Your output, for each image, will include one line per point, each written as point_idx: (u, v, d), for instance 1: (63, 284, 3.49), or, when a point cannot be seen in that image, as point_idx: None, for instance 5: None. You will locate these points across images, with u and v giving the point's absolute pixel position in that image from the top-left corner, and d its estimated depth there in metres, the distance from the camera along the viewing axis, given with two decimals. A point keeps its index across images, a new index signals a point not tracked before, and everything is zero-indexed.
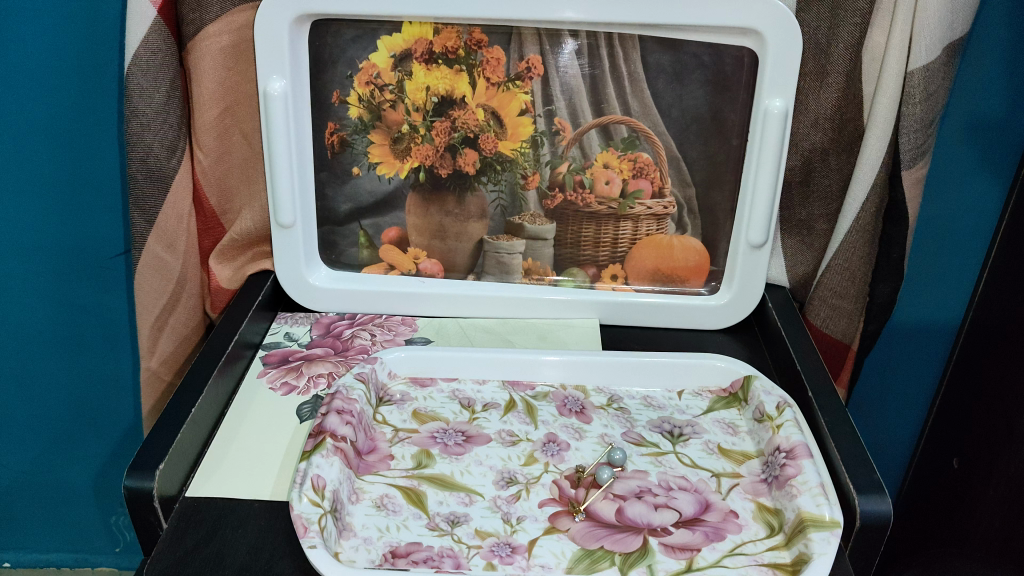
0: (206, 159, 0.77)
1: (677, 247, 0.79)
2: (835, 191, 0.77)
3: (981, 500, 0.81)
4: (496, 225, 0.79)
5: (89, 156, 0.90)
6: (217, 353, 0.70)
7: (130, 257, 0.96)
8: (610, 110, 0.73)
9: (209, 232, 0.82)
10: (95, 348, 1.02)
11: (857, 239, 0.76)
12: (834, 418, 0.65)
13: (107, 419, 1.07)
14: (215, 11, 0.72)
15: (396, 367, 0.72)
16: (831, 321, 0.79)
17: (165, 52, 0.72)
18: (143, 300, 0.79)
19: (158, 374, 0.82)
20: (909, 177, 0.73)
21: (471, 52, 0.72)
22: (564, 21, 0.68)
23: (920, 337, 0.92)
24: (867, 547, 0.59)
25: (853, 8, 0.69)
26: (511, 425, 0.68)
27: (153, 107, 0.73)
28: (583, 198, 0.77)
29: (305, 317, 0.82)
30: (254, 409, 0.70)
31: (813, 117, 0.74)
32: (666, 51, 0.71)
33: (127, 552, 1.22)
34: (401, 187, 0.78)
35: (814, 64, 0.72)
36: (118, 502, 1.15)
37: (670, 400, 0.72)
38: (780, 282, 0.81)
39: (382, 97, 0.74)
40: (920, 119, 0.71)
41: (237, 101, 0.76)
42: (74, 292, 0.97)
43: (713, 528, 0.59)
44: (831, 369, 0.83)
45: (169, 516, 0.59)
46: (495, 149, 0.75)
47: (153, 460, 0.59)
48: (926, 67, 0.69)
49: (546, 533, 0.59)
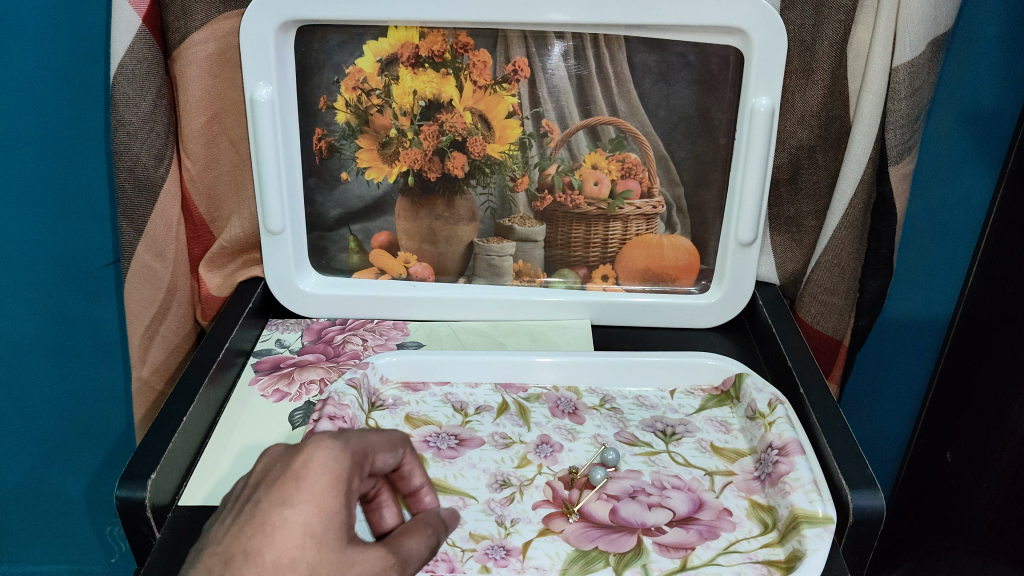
0: (194, 167, 0.77)
1: (667, 247, 0.79)
2: (823, 188, 0.77)
3: (976, 493, 0.81)
4: (486, 228, 0.79)
5: (76, 166, 0.90)
6: (208, 361, 0.70)
7: (120, 267, 0.96)
8: (598, 111, 0.73)
9: (198, 240, 0.82)
10: (89, 359, 1.01)
11: (846, 236, 0.76)
12: (826, 415, 0.65)
13: (100, 428, 1.07)
14: (201, 18, 0.71)
15: (387, 371, 0.72)
16: (822, 318, 0.80)
17: (151, 61, 0.72)
18: (134, 309, 0.79)
19: (149, 383, 0.82)
20: (897, 173, 0.74)
21: (458, 56, 0.72)
22: (550, 23, 0.69)
23: (911, 334, 0.92)
24: (861, 542, 0.59)
25: (837, 5, 0.69)
26: (504, 428, 0.68)
27: (140, 115, 0.73)
28: (572, 198, 0.76)
29: (296, 323, 0.82)
30: (248, 415, 0.70)
31: (799, 115, 0.74)
32: (652, 51, 0.71)
33: (122, 562, 1.21)
34: (390, 192, 0.78)
35: (799, 62, 0.72)
36: (111, 511, 1.15)
37: (662, 400, 0.72)
38: (770, 280, 0.82)
39: (370, 102, 0.74)
40: (906, 114, 0.71)
41: (224, 108, 0.75)
42: (65, 303, 0.97)
43: (707, 526, 0.59)
44: (824, 366, 0.83)
45: (163, 525, 0.59)
46: (484, 152, 0.75)
47: (145, 469, 0.59)
48: (911, 62, 0.69)
49: (540, 534, 0.59)
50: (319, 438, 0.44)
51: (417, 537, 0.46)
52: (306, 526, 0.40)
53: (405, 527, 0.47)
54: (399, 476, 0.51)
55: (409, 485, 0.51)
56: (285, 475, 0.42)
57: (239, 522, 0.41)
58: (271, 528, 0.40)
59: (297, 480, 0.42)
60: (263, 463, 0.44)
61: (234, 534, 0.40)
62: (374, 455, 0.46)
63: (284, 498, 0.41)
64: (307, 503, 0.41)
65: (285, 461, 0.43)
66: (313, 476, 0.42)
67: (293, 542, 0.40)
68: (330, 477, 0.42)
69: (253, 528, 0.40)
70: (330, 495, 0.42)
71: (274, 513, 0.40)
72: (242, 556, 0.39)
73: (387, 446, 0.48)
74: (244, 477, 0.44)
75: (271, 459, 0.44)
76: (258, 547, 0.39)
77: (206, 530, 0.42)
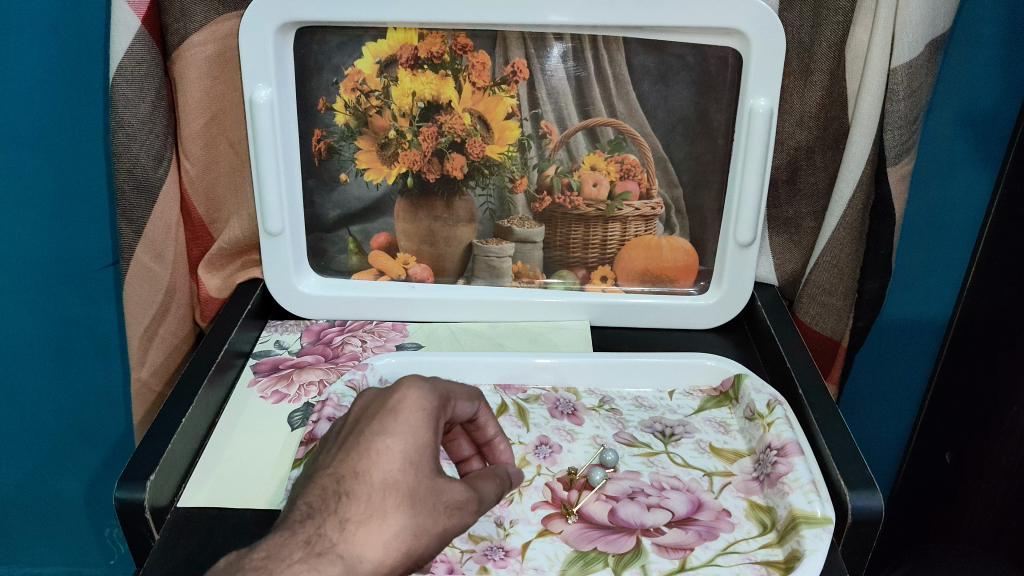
0: (193, 168, 0.77)
1: (666, 248, 0.79)
2: (822, 189, 0.77)
3: (974, 493, 0.81)
4: (485, 229, 0.79)
5: (75, 167, 0.90)
6: (207, 362, 0.70)
7: (119, 269, 0.96)
8: (596, 112, 0.73)
9: (197, 241, 0.82)
10: (88, 360, 1.01)
11: (845, 237, 0.76)
12: (825, 416, 0.65)
13: (99, 429, 1.07)
14: (200, 20, 0.71)
15: (386, 373, 0.72)
16: (820, 318, 0.80)
17: (150, 62, 0.72)
18: (133, 310, 0.79)
19: (148, 384, 0.82)
20: (895, 174, 0.74)
21: (457, 57, 0.72)
22: (549, 24, 0.69)
23: (909, 334, 0.92)
24: (860, 542, 0.60)
25: (835, 7, 0.69)
26: (503, 429, 0.68)
27: (139, 116, 0.73)
28: (571, 200, 0.77)
29: (295, 325, 0.82)
30: (247, 417, 0.70)
31: (798, 116, 0.74)
32: (651, 52, 0.71)
33: (121, 564, 1.21)
34: (389, 193, 0.78)
35: (798, 63, 0.72)
36: (110, 514, 1.15)
37: (661, 401, 0.72)
38: (769, 280, 0.82)
39: (368, 104, 0.74)
40: (904, 116, 0.71)
41: (224, 110, 0.75)
42: (64, 305, 0.97)
43: (706, 527, 0.59)
44: (822, 367, 0.83)
45: (161, 526, 0.59)
46: (483, 153, 0.75)
47: (144, 471, 0.59)
48: (909, 63, 0.69)
49: (539, 535, 0.59)
50: (409, 382, 0.50)
51: (491, 479, 0.52)
52: (404, 454, 0.46)
53: (480, 472, 0.53)
54: (474, 427, 0.57)
55: (484, 435, 0.57)
56: (383, 411, 0.48)
57: (346, 448, 0.47)
58: (375, 454, 0.46)
59: (395, 414, 0.48)
60: (360, 406, 0.51)
61: (342, 459, 0.47)
62: (455, 401, 0.53)
63: (383, 429, 0.47)
64: (404, 435, 0.47)
65: (382, 399, 0.50)
66: (408, 412, 0.48)
67: (394, 467, 0.46)
68: (421, 414, 0.48)
69: (358, 453, 0.46)
70: (422, 429, 0.48)
71: (376, 442, 0.47)
72: (351, 477, 0.45)
73: (467, 397, 0.55)
74: (346, 416, 0.51)
75: (366, 402, 0.51)
76: (365, 470, 0.46)
77: (315, 460, 0.49)
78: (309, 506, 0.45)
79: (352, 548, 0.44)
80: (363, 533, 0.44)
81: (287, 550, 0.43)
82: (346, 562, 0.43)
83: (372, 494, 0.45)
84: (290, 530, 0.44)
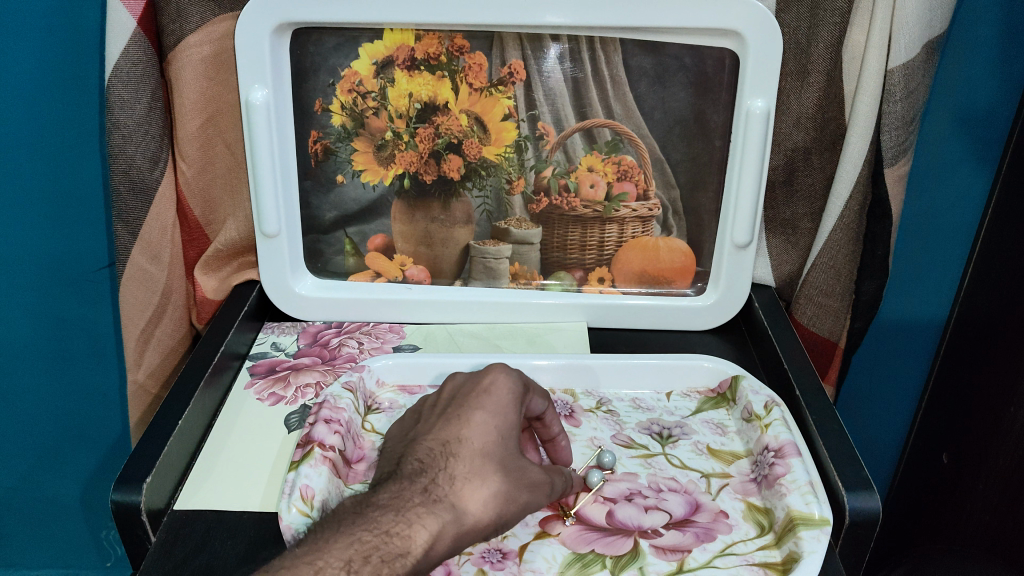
0: (189, 170, 0.77)
1: (663, 249, 0.79)
2: (818, 190, 0.77)
3: (970, 494, 0.81)
4: (482, 230, 0.79)
5: (70, 169, 0.89)
6: (203, 364, 0.70)
7: (115, 270, 0.96)
8: (593, 114, 0.73)
9: (194, 243, 0.82)
10: (83, 361, 1.01)
11: (842, 238, 0.76)
12: (822, 417, 0.65)
13: (96, 431, 1.06)
14: (196, 21, 0.71)
15: (384, 374, 0.72)
16: (817, 320, 0.80)
17: (145, 64, 0.72)
18: (128, 313, 0.78)
19: (144, 387, 0.81)
20: (892, 175, 0.74)
21: (454, 58, 0.72)
22: (545, 25, 0.68)
23: (904, 335, 0.93)
24: (856, 543, 0.60)
25: (832, 8, 0.69)
26: None
27: (134, 118, 0.72)
28: (568, 201, 0.76)
29: (292, 326, 0.82)
30: (243, 419, 0.69)
31: (795, 117, 0.74)
32: (648, 54, 0.71)
33: (118, 567, 1.21)
34: (386, 195, 0.78)
35: (794, 64, 0.72)
36: (107, 516, 1.14)
37: (659, 402, 0.72)
38: (766, 281, 0.82)
39: (365, 105, 0.74)
40: (900, 117, 0.71)
41: (219, 111, 0.75)
42: (60, 307, 0.97)
43: (703, 529, 0.59)
44: (819, 367, 0.83)
45: (158, 529, 0.59)
46: (479, 154, 0.75)
47: (141, 473, 0.59)
48: (905, 65, 0.69)
49: (537, 537, 0.59)
50: (497, 366, 0.59)
51: (563, 472, 0.57)
52: (497, 428, 0.55)
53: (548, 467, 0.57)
54: (540, 425, 0.61)
55: (549, 433, 0.61)
56: (477, 391, 0.57)
57: (446, 418, 0.56)
58: (470, 426, 0.55)
59: (487, 393, 0.57)
60: (450, 386, 0.60)
61: (442, 428, 0.55)
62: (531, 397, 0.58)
63: (479, 405, 0.56)
64: (497, 410, 0.56)
65: (474, 381, 0.59)
66: (498, 393, 0.57)
67: (490, 438, 0.54)
68: (511, 395, 0.57)
69: (454, 418, 0.55)
70: (509, 408, 0.56)
71: (474, 414, 0.55)
72: (455, 442, 0.54)
73: (542, 395, 0.59)
74: (437, 393, 0.61)
75: (456, 384, 0.60)
76: (466, 438, 0.54)
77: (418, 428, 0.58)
78: (419, 462, 0.53)
79: (459, 499, 0.51)
80: (468, 489, 0.52)
81: (410, 493, 0.51)
82: (456, 509, 0.51)
83: (473, 457, 0.53)
84: (408, 481, 0.52)
